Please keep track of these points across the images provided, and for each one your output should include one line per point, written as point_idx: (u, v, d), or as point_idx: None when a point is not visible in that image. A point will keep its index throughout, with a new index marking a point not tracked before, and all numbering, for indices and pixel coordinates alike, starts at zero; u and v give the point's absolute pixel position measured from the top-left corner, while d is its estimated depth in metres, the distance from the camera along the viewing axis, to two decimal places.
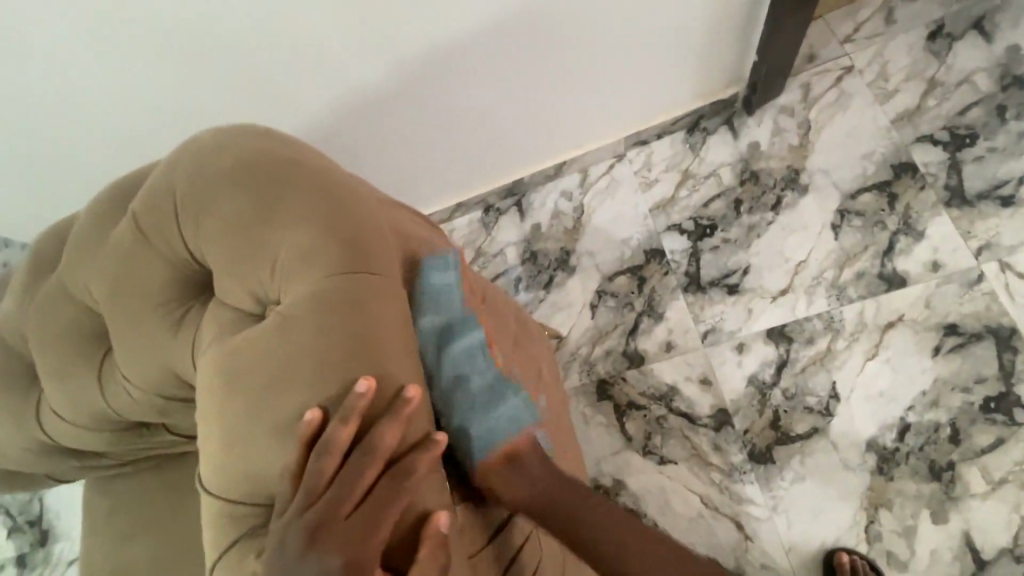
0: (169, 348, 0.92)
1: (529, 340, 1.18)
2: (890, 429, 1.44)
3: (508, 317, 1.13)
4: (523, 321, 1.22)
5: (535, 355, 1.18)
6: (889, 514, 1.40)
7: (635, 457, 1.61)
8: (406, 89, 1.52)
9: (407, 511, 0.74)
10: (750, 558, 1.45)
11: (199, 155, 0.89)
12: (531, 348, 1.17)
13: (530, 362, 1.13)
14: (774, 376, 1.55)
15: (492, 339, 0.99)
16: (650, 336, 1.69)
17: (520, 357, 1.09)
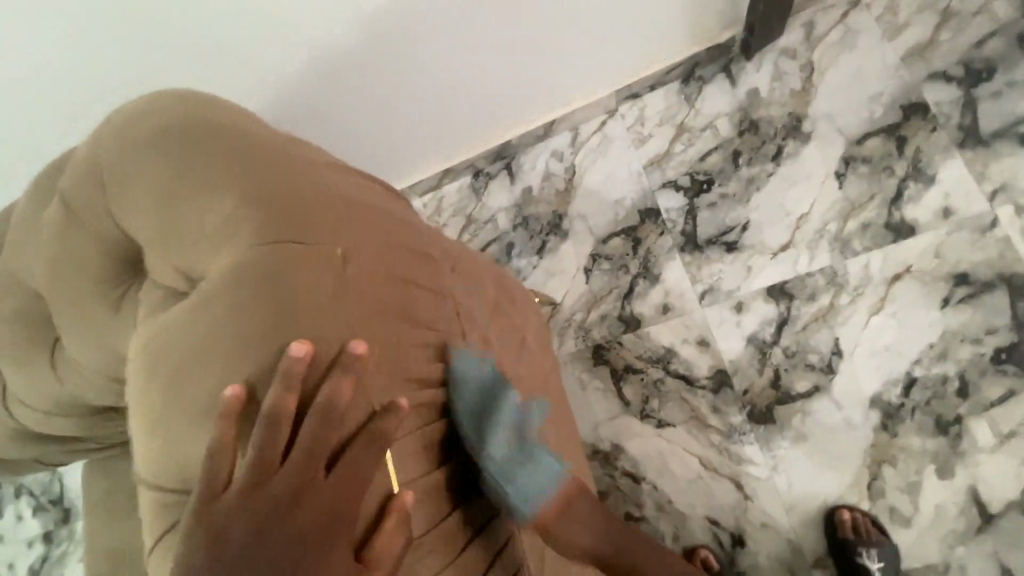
0: (113, 331, 0.90)
1: (517, 301, 1.18)
2: (895, 384, 1.39)
3: (492, 277, 1.12)
4: (510, 280, 1.21)
5: (524, 316, 1.18)
6: (893, 470, 1.36)
7: (633, 422, 1.59)
8: (384, 64, 1.40)
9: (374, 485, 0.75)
10: (750, 517, 1.44)
11: (125, 124, 0.87)
12: (520, 308, 1.17)
13: (518, 322, 1.13)
14: (775, 335, 1.50)
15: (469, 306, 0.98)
16: (647, 299, 1.64)
17: (506, 318, 1.08)
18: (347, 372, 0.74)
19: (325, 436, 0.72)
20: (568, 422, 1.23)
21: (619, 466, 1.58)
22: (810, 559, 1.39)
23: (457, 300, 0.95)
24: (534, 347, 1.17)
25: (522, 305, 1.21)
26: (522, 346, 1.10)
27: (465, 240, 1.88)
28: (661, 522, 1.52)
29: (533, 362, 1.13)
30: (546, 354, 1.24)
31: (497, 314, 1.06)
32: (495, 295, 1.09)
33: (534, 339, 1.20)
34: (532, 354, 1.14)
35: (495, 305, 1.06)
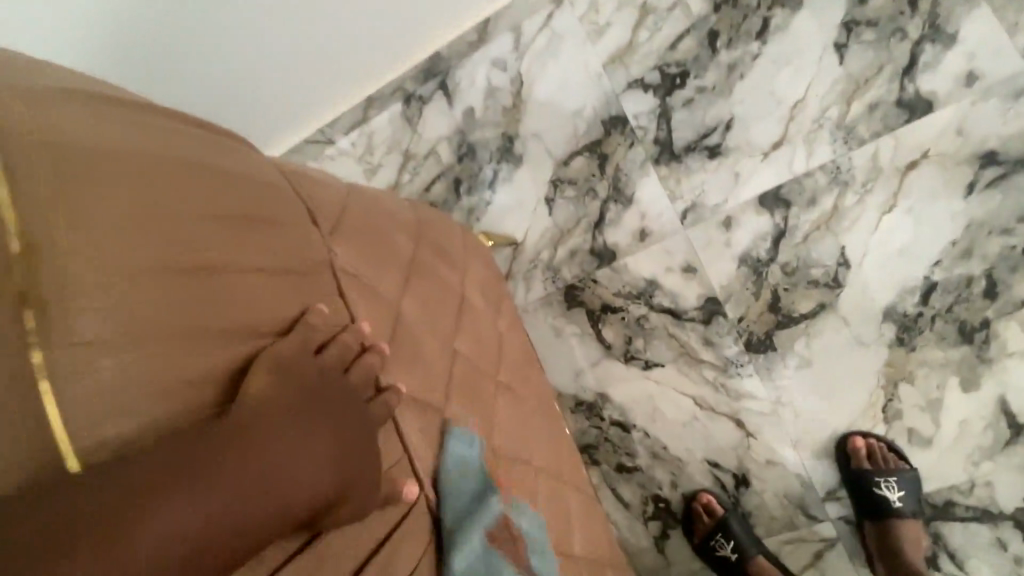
0: None
1: (447, 251, 0.97)
2: (912, 292, 1.20)
3: (401, 223, 0.89)
4: (428, 224, 0.98)
5: (459, 267, 0.98)
6: (911, 388, 1.20)
7: (617, 367, 1.40)
8: None
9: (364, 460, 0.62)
10: (753, 455, 1.30)
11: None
12: (452, 260, 0.97)
13: (448, 275, 0.92)
14: (771, 252, 1.29)
15: (388, 271, 0.79)
16: (621, 225, 1.40)
17: (433, 276, 0.88)
18: (375, 350, 0.69)
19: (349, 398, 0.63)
20: (537, 387, 1.07)
21: (606, 417, 1.41)
22: (822, 493, 1.26)
23: (370, 268, 0.77)
24: (480, 303, 0.99)
25: (455, 253, 1.00)
26: (461, 309, 0.91)
27: (406, 180, 1.60)
28: (657, 471, 1.37)
29: (479, 327, 0.94)
30: (501, 315, 1.06)
31: (420, 275, 0.85)
32: (410, 248, 0.86)
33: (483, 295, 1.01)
34: (478, 314, 0.96)
35: (413, 262, 0.85)
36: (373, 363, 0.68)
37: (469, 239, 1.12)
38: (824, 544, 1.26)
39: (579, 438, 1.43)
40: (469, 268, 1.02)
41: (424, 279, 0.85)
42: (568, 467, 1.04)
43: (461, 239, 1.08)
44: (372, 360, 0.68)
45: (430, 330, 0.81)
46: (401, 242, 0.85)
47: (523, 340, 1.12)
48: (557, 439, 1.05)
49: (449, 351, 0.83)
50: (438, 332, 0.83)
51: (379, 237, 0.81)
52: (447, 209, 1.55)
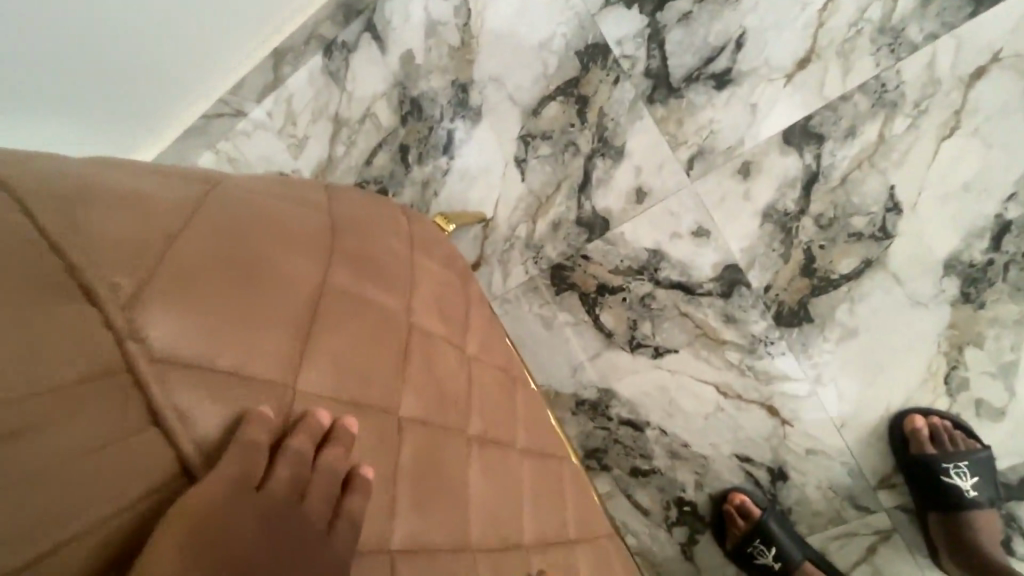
0: None
1: (379, 265, 0.69)
2: (980, 236, 0.97)
3: (294, 242, 0.61)
4: (346, 232, 0.69)
5: (397, 287, 0.70)
6: (979, 353, 0.99)
7: (621, 357, 1.17)
8: None
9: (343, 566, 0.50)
10: (791, 446, 1.10)
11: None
12: (386, 280, 0.69)
13: (377, 306, 0.65)
14: (801, 202, 1.04)
15: (277, 330, 0.54)
16: (613, 184, 1.13)
17: (349, 316, 0.61)
18: (339, 440, 0.55)
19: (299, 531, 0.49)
20: (527, 420, 0.83)
21: (613, 416, 1.19)
22: (873, 481, 1.07)
23: (258, 325, 0.52)
24: (433, 327, 0.73)
25: (393, 266, 0.72)
26: (401, 356, 0.65)
27: (340, 153, 1.29)
28: (680, 472, 1.16)
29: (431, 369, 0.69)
30: (469, 336, 0.80)
31: (320, 322, 0.58)
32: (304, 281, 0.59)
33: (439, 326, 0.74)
34: (426, 351, 0.69)
35: (311, 303, 0.58)
36: (336, 461, 0.54)
37: (416, 233, 0.82)
38: (877, 536, 1.07)
39: (584, 443, 1.21)
40: (418, 275, 0.75)
41: (330, 329, 0.59)
42: (575, 514, 0.82)
43: (405, 237, 0.79)
44: (335, 457, 0.54)
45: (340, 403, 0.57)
46: (290, 277, 0.57)
47: (503, 359, 0.86)
48: (557, 483, 0.82)
49: (393, 439, 0.61)
50: (356, 403, 0.59)
51: (266, 275, 0.55)
52: (396, 185, 1.26)
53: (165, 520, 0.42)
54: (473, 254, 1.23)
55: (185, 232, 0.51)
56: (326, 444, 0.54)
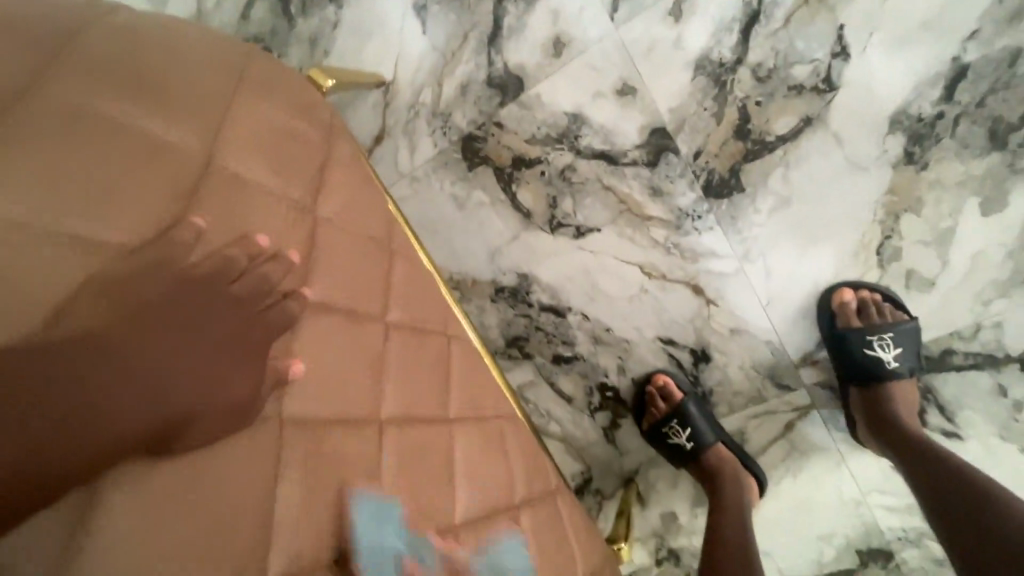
0: None
1: (254, 88, 0.64)
2: (933, 85, 0.86)
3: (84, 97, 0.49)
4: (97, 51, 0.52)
5: (203, 116, 0.56)
6: (915, 221, 0.92)
7: (541, 240, 1.06)
8: None
9: (275, 312, 0.52)
10: (715, 326, 1.04)
11: None
12: (172, 105, 0.54)
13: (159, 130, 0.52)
14: (738, 49, 0.91)
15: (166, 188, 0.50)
16: (526, 35, 0.97)
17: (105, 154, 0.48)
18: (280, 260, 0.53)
19: (226, 313, 0.48)
20: (405, 294, 0.72)
21: (534, 302, 1.09)
22: (797, 358, 1.03)
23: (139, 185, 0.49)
24: (250, 178, 0.57)
25: (222, 107, 0.58)
26: (196, 189, 0.52)
27: (212, 5, 1.04)
28: (602, 357, 1.11)
29: (233, 215, 0.53)
30: (324, 199, 0.65)
31: (52, 167, 0.45)
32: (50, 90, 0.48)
33: (322, 153, 0.70)
34: (220, 192, 0.53)
35: (57, 137, 0.46)
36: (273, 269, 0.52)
37: (245, 73, 0.64)
38: (796, 413, 1.06)
39: (504, 332, 1.12)
40: (290, 98, 0.69)
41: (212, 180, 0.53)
42: (460, 397, 0.73)
43: (234, 74, 0.63)
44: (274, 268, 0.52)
45: (180, 188, 0.51)
46: (15, 121, 0.45)
47: (381, 227, 0.74)
48: (439, 365, 0.72)
49: (284, 215, 0.58)
50: (241, 176, 0.56)
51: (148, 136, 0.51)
52: (279, 44, 1.05)
53: (100, 295, 0.42)
54: (374, 126, 1.07)
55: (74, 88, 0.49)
56: (265, 258, 0.52)
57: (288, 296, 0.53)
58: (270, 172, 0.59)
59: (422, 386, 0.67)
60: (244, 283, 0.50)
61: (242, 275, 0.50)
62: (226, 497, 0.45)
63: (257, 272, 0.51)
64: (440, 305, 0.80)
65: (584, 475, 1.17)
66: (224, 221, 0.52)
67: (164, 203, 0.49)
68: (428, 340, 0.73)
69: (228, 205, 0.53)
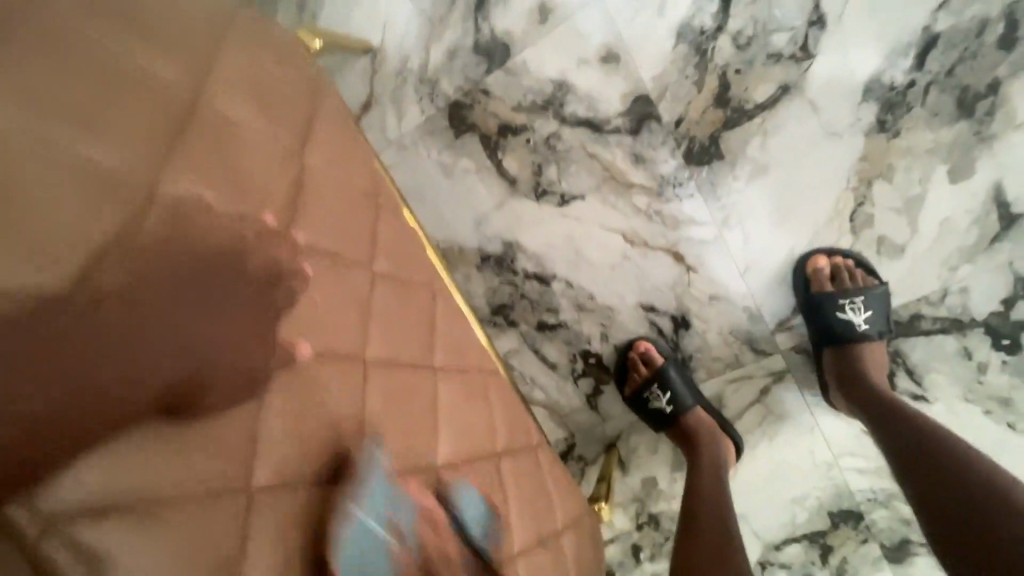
0: None
1: (247, 39, 0.63)
2: (904, 55, 0.90)
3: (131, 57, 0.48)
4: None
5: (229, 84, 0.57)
6: (886, 188, 0.95)
7: (526, 208, 1.07)
8: None
9: (282, 289, 0.51)
10: (695, 293, 1.06)
11: None
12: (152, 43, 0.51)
13: (140, 72, 0.48)
14: (719, 18, 0.94)
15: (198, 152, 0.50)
16: (513, 2, 0.99)
17: (77, 91, 0.43)
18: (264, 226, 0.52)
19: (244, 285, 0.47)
20: (390, 247, 0.73)
21: (519, 270, 1.10)
22: (772, 324, 1.07)
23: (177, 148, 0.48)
24: (241, 121, 0.56)
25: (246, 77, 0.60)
26: (224, 155, 0.52)
27: None
28: (585, 324, 1.12)
29: (232, 159, 0.53)
30: (312, 146, 0.66)
31: (45, 114, 0.41)
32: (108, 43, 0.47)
33: (314, 105, 0.71)
34: (228, 147, 0.53)
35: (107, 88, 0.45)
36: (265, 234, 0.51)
37: (235, 19, 0.63)
38: (771, 378, 1.09)
39: (489, 300, 1.13)
40: (276, 49, 0.68)
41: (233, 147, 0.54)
42: (442, 348, 0.75)
43: (239, 30, 0.62)
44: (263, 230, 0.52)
45: (162, 134, 0.47)
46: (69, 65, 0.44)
47: (368, 181, 0.75)
48: (422, 316, 0.73)
49: (281, 159, 0.60)
50: (237, 123, 0.56)
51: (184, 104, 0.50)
52: (267, 9, 1.05)
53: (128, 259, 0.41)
54: (362, 93, 1.07)
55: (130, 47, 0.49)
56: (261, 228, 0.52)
57: (290, 274, 0.52)
58: (261, 118, 0.59)
59: (406, 334, 0.69)
60: (256, 258, 0.49)
61: (255, 249, 0.49)
62: (202, 459, 0.43)
63: (266, 249, 0.50)
64: (424, 263, 0.81)
65: (567, 442, 1.19)
66: (207, 172, 0.50)
67: (146, 152, 0.46)
68: (413, 293, 0.74)
69: (229, 150, 0.53)
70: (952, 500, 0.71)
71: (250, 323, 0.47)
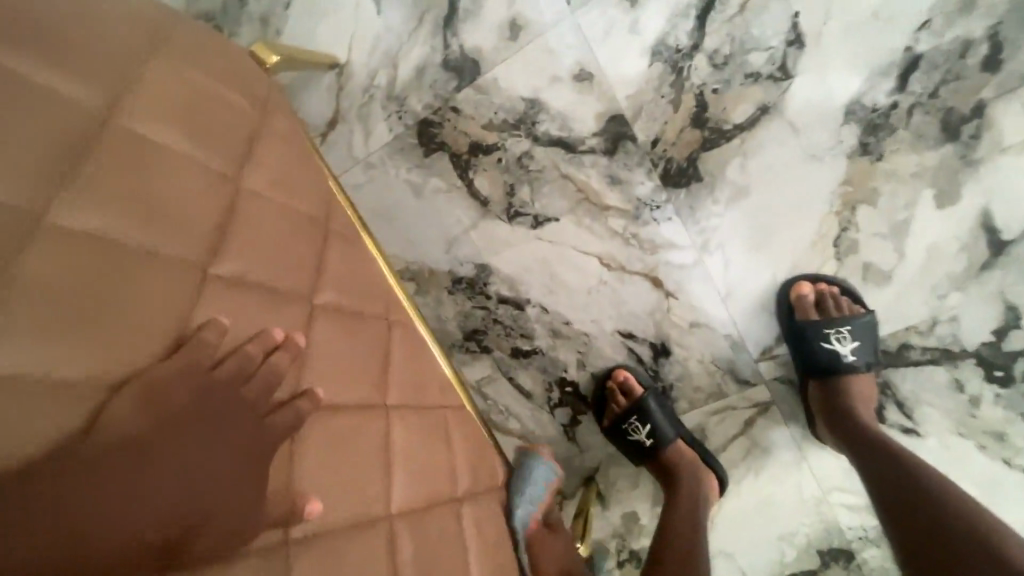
0: None
1: (193, 61, 0.59)
2: (885, 75, 0.87)
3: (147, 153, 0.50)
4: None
5: (217, 151, 0.57)
6: (871, 212, 0.91)
7: (498, 230, 1.02)
8: None
9: (291, 408, 0.53)
10: (675, 320, 1.01)
11: None
12: (52, 55, 0.46)
13: (141, 148, 0.50)
14: (694, 36, 0.91)
15: (196, 253, 0.51)
16: (483, 18, 0.96)
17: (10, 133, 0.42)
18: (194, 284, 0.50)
19: (246, 413, 0.50)
20: (340, 274, 0.68)
21: (492, 294, 1.05)
22: (755, 353, 1.02)
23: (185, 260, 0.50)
24: (157, 141, 0.51)
25: (228, 138, 0.59)
26: (212, 237, 0.53)
27: None
28: (561, 351, 1.06)
29: (140, 182, 0.49)
30: (252, 168, 0.61)
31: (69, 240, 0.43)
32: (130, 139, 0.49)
33: (261, 122, 0.66)
34: (204, 210, 0.53)
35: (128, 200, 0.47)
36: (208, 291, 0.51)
37: (173, 36, 0.58)
38: (755, 409, 1.04)
39: (461, 324, 1.07)
40: (222, 65, 0.64)
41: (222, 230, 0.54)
42: (396, 383, 0.69)
43: (213, 73, 0.61)
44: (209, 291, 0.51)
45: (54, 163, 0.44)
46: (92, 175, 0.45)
47: (318, 204, 0.70)
48: (373, 349, 0.68)
49: (220, 190, 0.56)
50: (198, 167, 0.54)
51: (190, 196, 0.52)
52: (230, 24, 1.01)
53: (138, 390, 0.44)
54: (328, 111, 1.03)
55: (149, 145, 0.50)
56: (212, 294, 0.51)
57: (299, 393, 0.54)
58: (206, 150, 0.56)
59: (353, 370, 0.63)
60: (258, 381, 0.52)
61: (257, 371, 0.52)
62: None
63: (269, 368, 0.53)
64: (380, 290, 0.76)
65: None
66: (104, 202, 0.45)
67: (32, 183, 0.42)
68: (364, 323, 0.69)
69: (195, 206, 0.52)
70: (925, 540, 0.68)
71: (252, 449, 0.49)
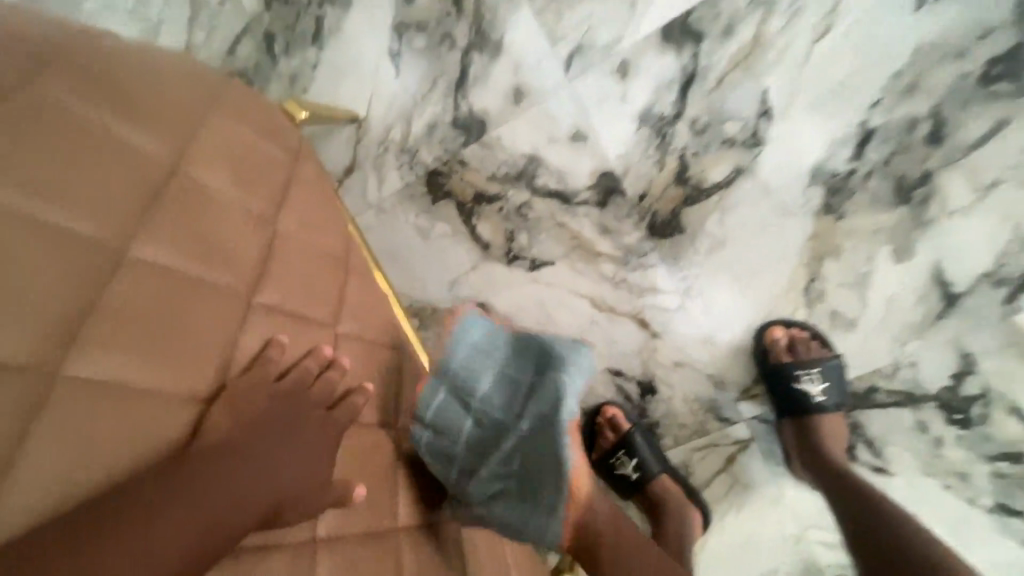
0: None
1: (240, 120, 0.70)
2: (844, 145, 0.99)
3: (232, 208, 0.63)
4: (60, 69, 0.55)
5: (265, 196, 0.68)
6: (836, 265, 1.01)
7: (498, 271, 1.11)
8: None
9: (339, 415, 0.66)
10: (660, 359, 1.09)
11: None
12: (163, 133, 0.60)
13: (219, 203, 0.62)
14: (677, 105, 1.03)
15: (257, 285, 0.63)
16: (490, 84, 1.07)
17: (150, 201, 0.55)
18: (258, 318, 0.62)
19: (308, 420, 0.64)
20: (356, 309, 0.76)
21: None
22: (736, 392, 1.08)
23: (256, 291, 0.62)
24: (214, 187, 0.62)
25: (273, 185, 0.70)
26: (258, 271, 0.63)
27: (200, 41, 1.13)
28: None
29: (197, 221, 0.59)
30: (284, 212, 0.70)
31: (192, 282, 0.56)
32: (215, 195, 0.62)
33: (293, 171, 0.76)
34: (253, 250, 0.64)
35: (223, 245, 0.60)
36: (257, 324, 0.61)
37: (223, 98, 0.70)
38: (737, 447, 1.09)
39: None
40: (258, 117, 0.74)
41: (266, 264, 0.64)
42: None
43: (260, 130, 0.73)
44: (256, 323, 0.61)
45: (142, 206, 0.54)
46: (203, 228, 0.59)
47: (339, 245, 0.78)
48: None
49: (261, 229, 0.65)
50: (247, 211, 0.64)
51: (256, 239, 0.64)
52: (262, 81, 1.13)
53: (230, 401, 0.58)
54: (345, 160, 1.13)
55: (235, 202, 0.64)
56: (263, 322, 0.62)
57: (347, 399, 0.67)
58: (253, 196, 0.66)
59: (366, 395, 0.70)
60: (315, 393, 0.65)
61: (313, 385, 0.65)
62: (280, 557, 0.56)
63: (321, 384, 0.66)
64: (390, 323, 0.83)
65: None
66: (198, 248, 0.58)
67: (126, 225, 0.53)
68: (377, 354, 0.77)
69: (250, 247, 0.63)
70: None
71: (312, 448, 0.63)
